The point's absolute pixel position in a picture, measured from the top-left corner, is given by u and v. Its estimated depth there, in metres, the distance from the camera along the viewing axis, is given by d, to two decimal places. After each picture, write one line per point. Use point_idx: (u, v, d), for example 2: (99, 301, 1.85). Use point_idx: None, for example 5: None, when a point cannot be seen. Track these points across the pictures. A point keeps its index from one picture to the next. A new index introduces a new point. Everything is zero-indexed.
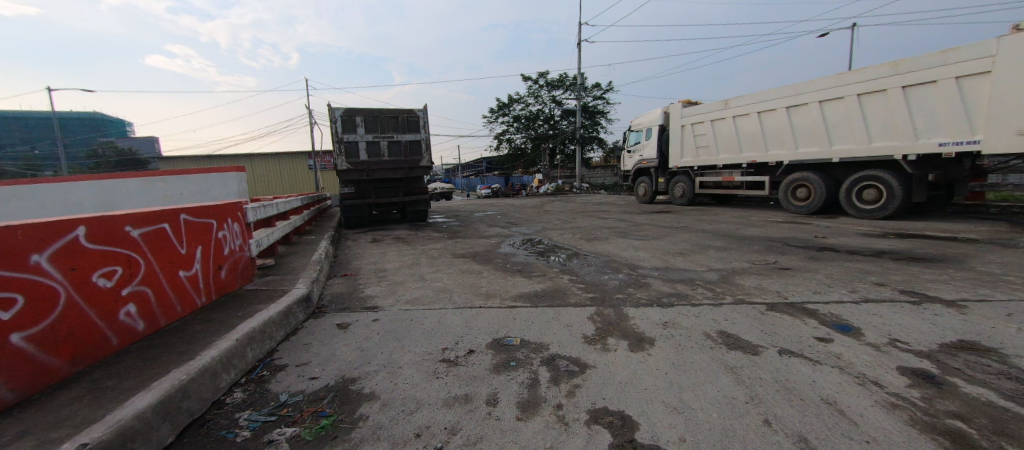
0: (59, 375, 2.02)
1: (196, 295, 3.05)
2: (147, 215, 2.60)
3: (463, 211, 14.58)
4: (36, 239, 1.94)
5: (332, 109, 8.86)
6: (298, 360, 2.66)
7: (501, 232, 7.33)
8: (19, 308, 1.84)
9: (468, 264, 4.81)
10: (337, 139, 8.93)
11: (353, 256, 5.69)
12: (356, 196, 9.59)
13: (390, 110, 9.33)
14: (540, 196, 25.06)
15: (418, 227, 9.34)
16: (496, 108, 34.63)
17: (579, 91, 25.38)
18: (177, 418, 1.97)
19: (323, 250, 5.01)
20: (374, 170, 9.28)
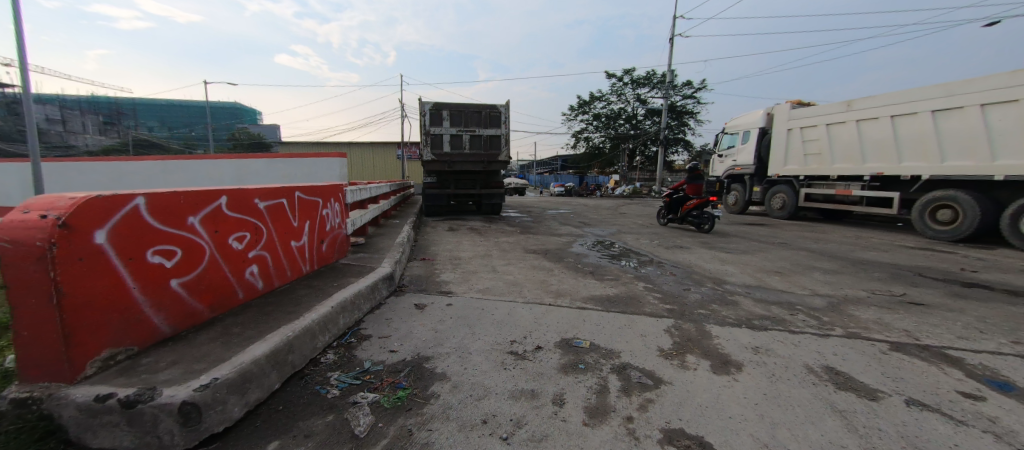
0: (202, 317, 2.44)
1: (304, 263, 3.47)
2: (272, 190, 3.01)
3: (535, 207, 14.65)
4: (193, 204, 2.36)
5: (422, 103, 9.48)
6: (381, 333, 2.88)
7: (574, 232, 7.22)
8: (177, 259, 2.26)
9: (539, 260, 4.81)
10: (425, 132, 9.54)
11: (430, 242, 6.03)
12: (438, 186, 10.21)
13: (474, 105, 9.71)
14: (616, 198, 24.30)
15: (492, 220, 9.61)
16: (576, 106, 34.36)
17: (666, 88, 23.97)
18: (283, 369, 2.27)
19: (405, 233, 5.38)
20: (455, 162, 9.75)
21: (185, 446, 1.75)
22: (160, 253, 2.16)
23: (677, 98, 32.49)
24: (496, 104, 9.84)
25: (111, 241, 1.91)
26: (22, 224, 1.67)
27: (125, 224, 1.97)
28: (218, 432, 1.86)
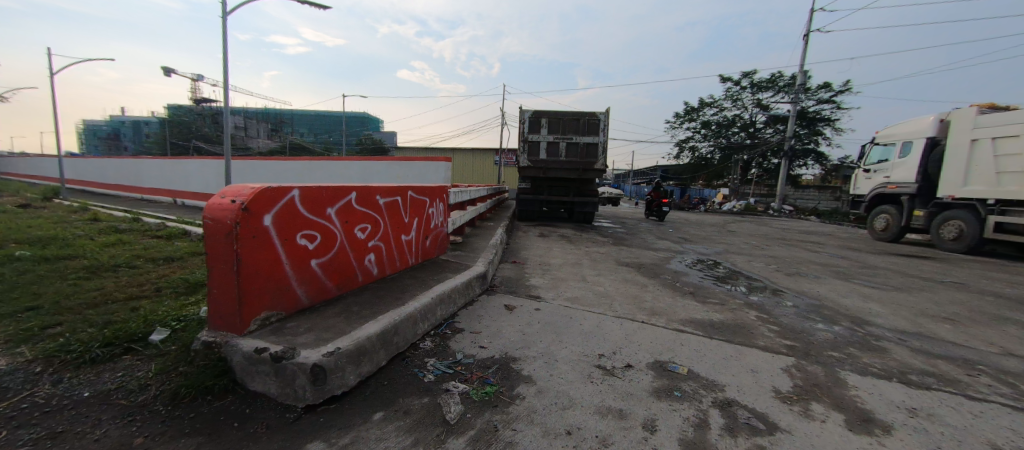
0: (331, 294, 2.86)
1: (411, 255, 3.84)
2: (390, 189, 3.40)
3: (629, 219, 14.03)
4: (332, 197, 2.78)
5: (523, 111, 9.85)
6: (473, 328, 3.03)
7: (675, 247, 6.72)
8: (317, 242, 2.69)
9: (633, 274, 4.59)
10: (523, 139, 9.89)
11: (522, 246, 6.20)
12: (532, 191, 10.60)
13: (573, 113, 9.73)
14: (723, 214, 22.06)
15: (583, 228, 9.48)
16: (682, 114, 32.25)
17: (796, 92, 20.91)
18: (389, 348, 2.53)
19: (499, 236, 5.61)
20: (551, 169, 9.97)
21: (313, 401, 2.06)
22: (306, 237, 2.59)
23: (807, 103, 28.09)
24: (596, 111, 9.74)
25: (274, 224, 2.35)
26: (221, 207, 2.15)
27: (284, 212, 2.40)
28: (337, 394, 2.15)
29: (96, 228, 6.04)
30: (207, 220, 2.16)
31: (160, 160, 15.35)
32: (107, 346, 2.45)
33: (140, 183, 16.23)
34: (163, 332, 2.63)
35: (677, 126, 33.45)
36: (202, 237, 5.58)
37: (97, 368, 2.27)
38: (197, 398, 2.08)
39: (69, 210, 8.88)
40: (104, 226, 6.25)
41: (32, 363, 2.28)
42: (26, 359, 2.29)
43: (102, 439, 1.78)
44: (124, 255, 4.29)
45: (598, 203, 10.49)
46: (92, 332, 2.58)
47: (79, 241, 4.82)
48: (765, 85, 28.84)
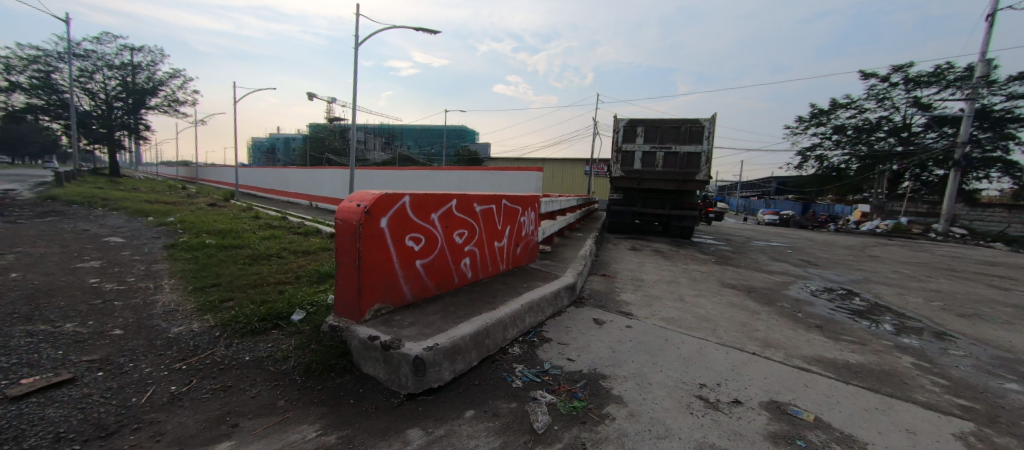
0: (431, 293, 3.10)
1: (502, 262, 3.98)
2: (486, 197, 3.58)
3: (735, 235, 12.60)
4: (437, 204, 3.02)
5: (617, 120, 9.65)
6: (560, 339, 3.01)
7: (798, 271, 5.84)
8: (422, 245, 2.94)
9: (741, 298, 4.11)
10: (617, 149, 9.68)
11: (611, 259, 6.02)
12: (624, 203, 10.29)
13: (673, 120, 9.22)
14: (862, 235, 18.55)
15: (679, 244, 8.83)
16: (812, 117, 28.13)
17: (971, 86, 16.78)
18: (481, 349, 2.65)
19: (588, 247, 5.53)
20: (646, 179, 9.57)
21: (413, 391, 2.24)
22: (413, 239, 2.85)
23: (988, 99, 22.26)
24: (700, 118, 9.04)
25: (388, 226, 2.64)
26: (349, 210, 2.49)
27: (397, 216, 2.68)
28: (434, 387, 2.30)
29: (259, 224, 7.55)
30: (338, 221, 2.52)
31: (302, 169, 18.56)
32: (262, 320, 3.01)
33: (288, 188, 19.77)
34: (301, 313, 3.13)
35: (797, 132, 29.25)
36: (330, 235, 6.57)
37: (255, 338, 2.80)
38: (323, 373, 2.43)
39: (242, 209, 11.25)
40: (263, 223, 7.76)
41: (214, 328, 2.91)
42: (211, 324, 2.94)
43: (257, 397, 2.19)
44: (280, 247, 5.27)
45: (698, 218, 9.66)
46: (253, 308, 3.20)
47: (254, 234, 6.08)
48: (924, 80, 23.68)
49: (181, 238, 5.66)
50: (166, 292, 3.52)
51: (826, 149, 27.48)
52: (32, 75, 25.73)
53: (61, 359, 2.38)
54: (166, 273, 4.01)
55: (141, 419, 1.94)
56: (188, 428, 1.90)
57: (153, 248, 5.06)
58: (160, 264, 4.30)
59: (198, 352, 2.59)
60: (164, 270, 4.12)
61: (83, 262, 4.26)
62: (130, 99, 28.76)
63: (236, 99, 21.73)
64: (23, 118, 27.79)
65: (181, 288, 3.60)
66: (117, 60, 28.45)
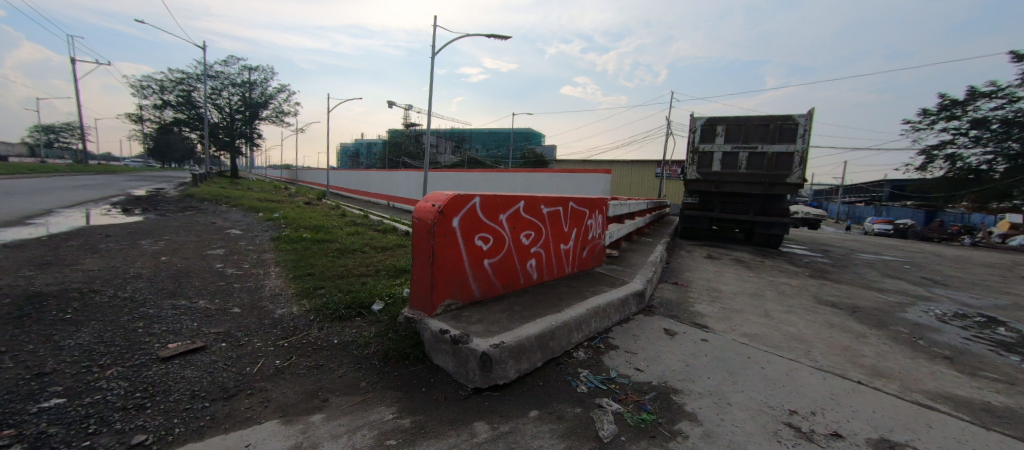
0: (498, 292, 3.18)
1: (567, 264, 3.95)
2: (554, 199, 3.58)
3: (834, 246, 11.05)
4: (505, 205, 3.09)
5: (694, 119, 9.12)
6: (628, 347, 2.91)
7: (919, 292, 4.96)
8: (490, 244, 3.03)
9: (843, 318, 3.61)
10: (692, 149, 9.13)
11: (684, 267, 5.66)
12: (700, 207, 9.65)
13: (760, 117, 8.45)
14: (1012, 251, 15.20)
15: (763, 253, 8.02)
16: (938, 110, 23.87)
17: None
18: (546, 351, 2.66)
19: (658, 253, 5.27)
20: (725, 182, 8.86)
21: (480, 385, 2.32)
22: (482, 239, 2.96)
23: None
24: (793, 115, 8.21)
25: (460, 226, 2.76)
26: (425, 209, 2.66)
27: (468, 216, 2.79)
28: (499, 384, 2.36)
29: (346, 221, 8.40)
30: (415, 220, 2.70)
31: (381, 171, 20.27)
32: (348, 308, 3.34)
33: (370, 189, 21.69)
34: (380, 304, 3.40)
35: (919, 128, 24.91)
36: (405, 233, 7.06)
37: (343, 324, 3.11)
38: (399, 360, 2.62)
39: (330, 207, 12.61)
40: (348, 220, 8.61)
41: (309, 312, 3.29)
42: (307, 309, 3.32)
43: (343, 377, 2.43)
44: (364, 243, 5.80)
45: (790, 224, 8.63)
46: (342, 297, 3.55)
47: (344, 230, 6.79)
48: None
49: (285, 232, 6.50)
50: (274, 278, 4.07)
51: (962, 148, 23.05)
52: (179, 94, 31.36)
53: (196, 329, 2.87)
54: (274, 262, 4.64)
55: (253, 386, 2.27)
56: (287, 398, 2.17)
57: (265, 240, 5.89)
58: (269, 254, 4.99)
59: (297, 332, 2.95)
60: (271, 259, 4.76)
61: (212, 249, 5.10)
62: (247, 111, 33.66)
63: (330, 110, 24.47)
64: (171, 130, 34.00)
65: (285, 276, 4.13)
66: (239, 78, 33.50)
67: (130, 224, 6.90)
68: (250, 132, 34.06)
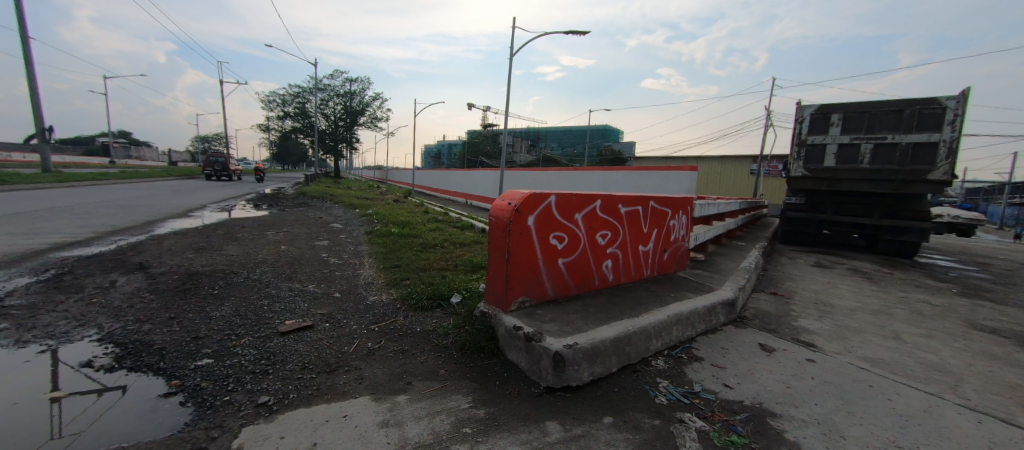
0: (572, 291, 3.14)
1: (646, 267, 3.75)
2: (633, 198, 3.42)
3: (996, 259, 8.86)
4: (582, 204, 3.03)
5: (802, 108, 8.05)
6: (715, 361, 2.66)
7: None
8: (565, 244, 2.99)
9: (1012, 349, 2.88)
10: (799, 142, 8.07)
11: (785, 276, 5.02)
12: (807, 209, 8.45)
13: (891, 102, 7.15)
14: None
15: (888, 263, 6.77)
16: None
17: None
18: (622, 356, 2.55)
19: (752, 259, 4.75)
20: (841, 179, 7.65)
21: (552, 384, 2.30)
22: (557, 238, 2.93)
23: None
24: (939, 97, 6.80)
25: (535, 224, 2.77)
26: (501, 208, 2.71)
27: (543, 215, 2.79)
28: (573, 385, 2.31)
29: (428, 218, 9.03)
30: (492, 218, 2.77)
31: (460, 171, 21.38)
32: (430, 299, 3.57)
33: (450, 187, 23.04)
34: (458, 297, 3.59)
35: None
36: (481, 230, 7.34)
37: (425, 314, 3.34)
38: (475, 352, 2.72)
39: (414, 205, 13.65)
40: (430, 217, 9.24)
41: (396, 301, 3.60)
42: (394, 298, 3.63)
43: (424, 363, 2.60)
44: (444, 239, 6.15)
45: (931, 230, 7.15)
46: (424, 288, 3.82)
47: (428, 227, 7.28)
48: None
49: (377, 227, 7.19)
50: (368, 268, 4.52)
51: None
52: (296, 107, 36.53)
53: (307, 309, 3.31)
54: (368, 253, 5.16)
55: (350, 363, 2.54)
56: (378, 377, 2.40)
57: (361, 233, 6.58)
58: (364, 246, 5.56)
59: (385, 318, 3.24)
60: (366, 251, 5.30)
61: (320, 241, 5.85)
62: (348, 119, 37.93)
63: (417, 115, 26.48)
64: (287, 137, 39.80)
65: (377, 266, 4.56)
66: (341, 90, 37.76)
67: (259, 217, 8.23)
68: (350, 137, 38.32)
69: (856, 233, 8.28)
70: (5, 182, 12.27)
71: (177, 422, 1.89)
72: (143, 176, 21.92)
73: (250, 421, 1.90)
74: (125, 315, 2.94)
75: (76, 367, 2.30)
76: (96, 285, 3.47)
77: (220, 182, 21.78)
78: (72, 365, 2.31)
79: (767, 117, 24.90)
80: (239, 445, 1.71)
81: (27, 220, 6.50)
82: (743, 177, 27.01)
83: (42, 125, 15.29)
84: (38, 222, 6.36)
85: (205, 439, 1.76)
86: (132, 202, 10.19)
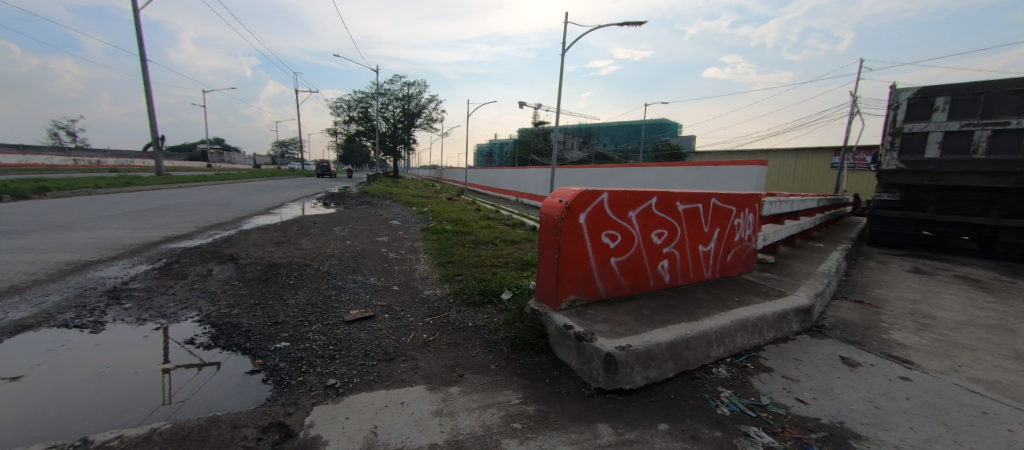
0: (625, 292, 3.05)
1: (706, 269, 3.53)
2: (692, 195, 3.22)
3: None
4: (636, 201, 2.91)
5: (897, 92, 7.10)
6: (787, 373, 2.43)
7: None
8: (617, 243, 2.90)
9: None
10: (892, 131, 7.18)
11: (874, 282, 4.45)
12: (902, 207, 7.44)
13: (1017, 80, 6.00)
14: None
15: (1008, 271, 5.75)
16: None
17: None
18: (679, 361, 2.42)
19: (832, 263, 4.28)
20: (946, 172, 6.66)
21: (604, 386, 2.24)
22: (609, 236, 2.85)
23: None
24: None
25: (587, 222, 2.71)
26: (552, 205, 2.69)
27: (595, 212, 2.72)
28: (625, 388, 2.23)
29: (480, 215, 9.25)
30: (542, 215, 2.76)
31: (511, 169, 21.63)
32: (481, 294, 3.66)
33: (502, 186, 23.44)
34: (508, 293, 3.64)
35: None
36: (531, 228, 7.38)
37: (476, 309, 3.43)
38: (526, 349, 2.74)
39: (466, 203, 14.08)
40: (482, 214, 9.46)
41: (449, 295, 3.73)
42: (447, 293, 3.77)
43: (476, 357, 2.67)
44: (495, 236, 6.26)
45: None
46: (475, 283, 3.93)
47: (481, 224, 7.45)
48: None
49: (432, 224, 7.50)
50: (424, 263, 4.73)
51: None
52: (359, 112, 39.16)
53: (369, 300, 3.55)
54: (423, 249, 5.40)
55: (407, 353, 2.68)
56: (432, 368, 2.50)
57: (417, 230, 6.91)
58: (420, 242, 5.83)
59: (439, 312, 3.37)
60: (421, 247, 5.55)
61: (380, 237, 6.24)
62: (405, 121, 39.93)
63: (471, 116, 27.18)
64: (351, 141, 42.89)
65: (432, 262, 4.75)
66: (399, 94, 39.73)
67: (327, 215, 8.97)
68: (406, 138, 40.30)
69: (966, 234, 7.14)
70: (133, 184, 14.53)
71: (260, 397, 2.12)
72: (234, 178, 24.84)
73: (320, 401, 2.07)
74: (219, 300, 3.35)
75: (182, 343, 2.67)
76: (197, 273, 4.00)
77: (296, 183, 24.12)
78: (179, 342, 2.69)
79: (851, 102, 22.13)
80: (311, 422, 1.88)
81: (147, 216, 7.66)
82: (820, 171, 24.32)
83: (157, 135, 17.92)
84: (155, 218, 7.46)
85: (283, 414, 1.95)
86: (225, 201, 11.57)
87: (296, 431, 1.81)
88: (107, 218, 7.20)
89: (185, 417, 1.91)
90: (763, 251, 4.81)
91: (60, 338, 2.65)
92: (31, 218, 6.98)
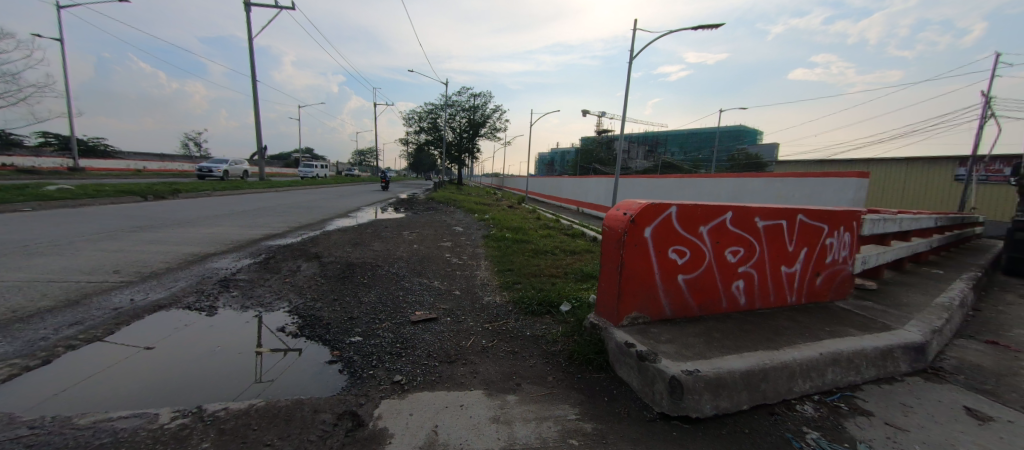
0: (693, 313, 2.86)
1: (789, 292, 3.19)
2: (776, 210, 2.94)
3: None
4: (709, 216, 2.73)
5: None
6: (891, 420, 2.09)
7: None
8: (686, 259, 2.74)
9: None
10: None
11: (1013, 320, 3.70)
12: None
13: None
14: None
15: None
16: None
17: None
18: (754, 393, 2.21)
19: (954, 294, 3.63)
20: None
21: (668, 411, 2.10)
22: (677, 252, 2.70)
23: None
24: None
25: (653, 236, 2.60)
26: (615, 218, 2.61)
27: (662, 226, 2.60)
28: (692, 416, 2.07)
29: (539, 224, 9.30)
30: (606, 227, 2.69)
31: (573, 179, 21.45)
32: (540, 305, 3.67)
33: (562, 195, 23.38)
34: (567, 306, 3.60)
35: None
36: (591, 238, 7.24)
37: (535, 319, 3.44)
38: (584, 364, 2.68)
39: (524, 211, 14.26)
40: (541, 223, 9.51)
41: (508, 303, 3.79)
42: (507, 301, 3.83)
43: (533, 367, 2.67)
44: (554, 245, 6.23)
45: None
46: (534, 293, 3.94)
47: (541, 233, 7.46)
48: None
49: (493, 231, 7.71)
50: (485, 270, 4.86)
51: None
52: (427, 123, 41.55)
53: (432, 303, 3.73)
54: (484, 256, 5.55)
55: (466, 357, 2.77)
56: (490, 374, 2.55)
57: (479, 237, 7.13)
58: (482, 249, 6.01)
59: (498, 319, 3.44)
60: (483, 254, 5.71)
61: (444, 242, 6.53)
62: (469, 131, 41.54)
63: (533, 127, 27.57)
64: (418, 148, 45.60)
65: (492, 269, 4.87)
66: (466, 104, 41.34)
67: (397, 219, 9.65)
68: (468, 146, 41.82)
69: None
70: (241, 188, 16.79)
71: (336, 385, 2.32)
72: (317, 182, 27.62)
73: (387, 395, 2.22)
74: (304, 294, 3.75)
75: (274, 331, 3.02)
76: (289, 268, 4.51)
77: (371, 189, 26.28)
78: (272, 329, 3.05)
79: (982, 103, 18.69)
80: (379, 415, 2.01)
81: (251, 216, 8.85)
82: (936, 184, 20.78)
83: (261, 145, 20.58)
84: (256, 218, 8.57)
85: (355, 404, 2.11)
86: (311, 204, 12.94)
87: (366, 422, 1.94)
88: (222, 216, 8.43)
89: (275, 396, 2.16)
90: (862, 276, 4.24)
91: (184, 318, 3.15)
92: (166, 215, 8.41)
